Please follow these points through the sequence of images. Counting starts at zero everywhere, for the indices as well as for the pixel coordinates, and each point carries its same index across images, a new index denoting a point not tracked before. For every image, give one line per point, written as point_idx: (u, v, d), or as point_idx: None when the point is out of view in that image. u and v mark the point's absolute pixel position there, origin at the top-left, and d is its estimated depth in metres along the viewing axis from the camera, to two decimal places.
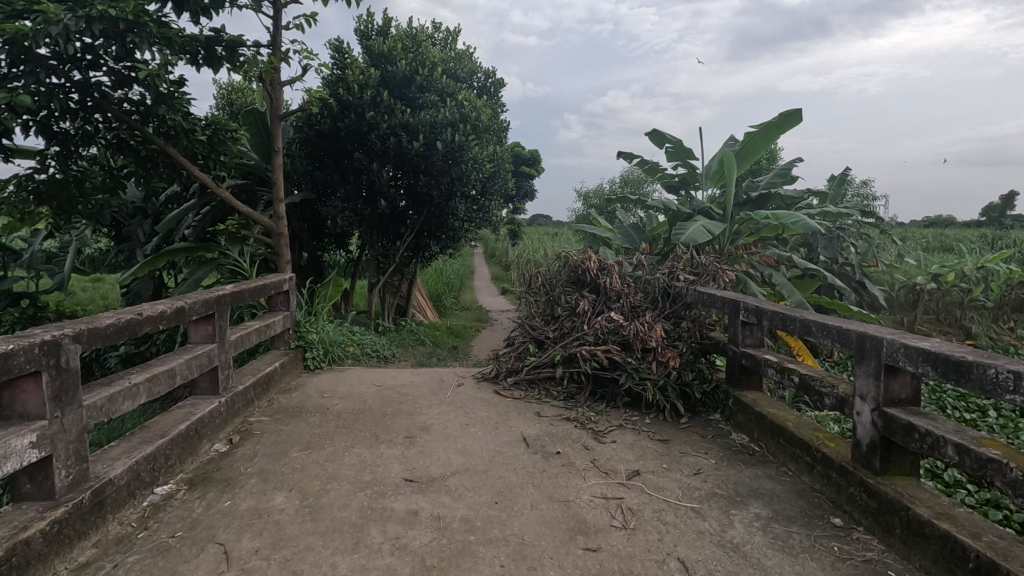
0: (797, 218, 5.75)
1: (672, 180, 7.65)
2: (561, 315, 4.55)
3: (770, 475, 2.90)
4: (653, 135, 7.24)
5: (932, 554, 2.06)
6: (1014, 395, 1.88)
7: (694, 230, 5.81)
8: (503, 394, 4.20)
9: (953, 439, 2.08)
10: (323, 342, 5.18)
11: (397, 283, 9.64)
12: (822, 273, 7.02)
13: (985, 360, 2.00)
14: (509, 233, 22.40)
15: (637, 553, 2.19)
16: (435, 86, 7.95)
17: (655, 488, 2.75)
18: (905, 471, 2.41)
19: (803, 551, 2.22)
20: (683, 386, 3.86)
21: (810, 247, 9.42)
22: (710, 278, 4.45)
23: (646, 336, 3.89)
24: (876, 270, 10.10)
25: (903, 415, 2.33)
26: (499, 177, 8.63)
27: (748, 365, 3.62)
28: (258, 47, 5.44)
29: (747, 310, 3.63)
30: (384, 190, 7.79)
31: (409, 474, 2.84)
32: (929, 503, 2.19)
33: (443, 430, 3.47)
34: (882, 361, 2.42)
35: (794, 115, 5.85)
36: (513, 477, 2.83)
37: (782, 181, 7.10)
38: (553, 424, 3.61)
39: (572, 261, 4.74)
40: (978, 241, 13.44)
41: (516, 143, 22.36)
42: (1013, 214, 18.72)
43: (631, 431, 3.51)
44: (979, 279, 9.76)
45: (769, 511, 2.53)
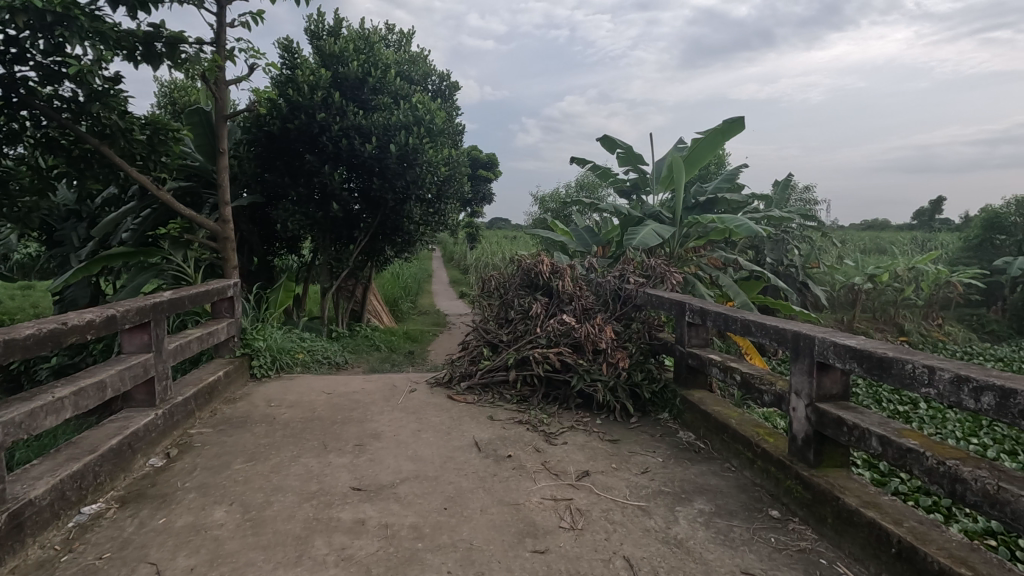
0: (741, 221, 5.97)
1: (624, 185, 7.80)
2: (514, 318, 4.57)
3: (715, 471, 3.00)
4: (605, 140, 7.37)
5: (860, 541, 2.17)
6: (928, 387, 1.99)
7: (646, 234, 5.94)
8: (456, 398, 4.18)
9: (877, 431, 2.21)
10: (270, 349, 5.04)
11: (351, 288, 9.46)
12: (767, 275, 7.30)
13: (904, 356, 2.12)
14: (467, 236, 22.29)
15: (584, 553, 2.22)
16: (388, 88, 7.85)
17: (604, 488, 2.79)
18: (837, 463, 2.53)
19: (742, 543, 2.30)
20: (633, 387, 3.95)
21: (757, 249, 9.77)
22: (659, 280, 4.56)
23: (597, 337, 3.96)
24: (818, 271, 10.56)
25: (834, 410, 2.45)
26: (454, 181, 8.58)
27: (693, 365, 3.74)
28: (202, 44, 5.27)
29: (692, 311, 3.74)
30: (336, 194, 7.64)
31: (357, 483, 2.79)
32: (857, 493, 2.31)
33: (394, 437, 3.43)
34: (814, 358, 2.54)
35: (737, 122, 6.08)
36: (464, 482, 2.82)
37: (728, 186, 7.34)
38: (505, 427, 3.62)
39: (525, 264, 4.77)
40: (911, 243, 14.26)
41: (474, 147, 22.35)
42: (942, 219, 19.98)
43: (582, 432, 3.56)
44: (911, 279, 10.37)
45: (712, 507, 2.60)
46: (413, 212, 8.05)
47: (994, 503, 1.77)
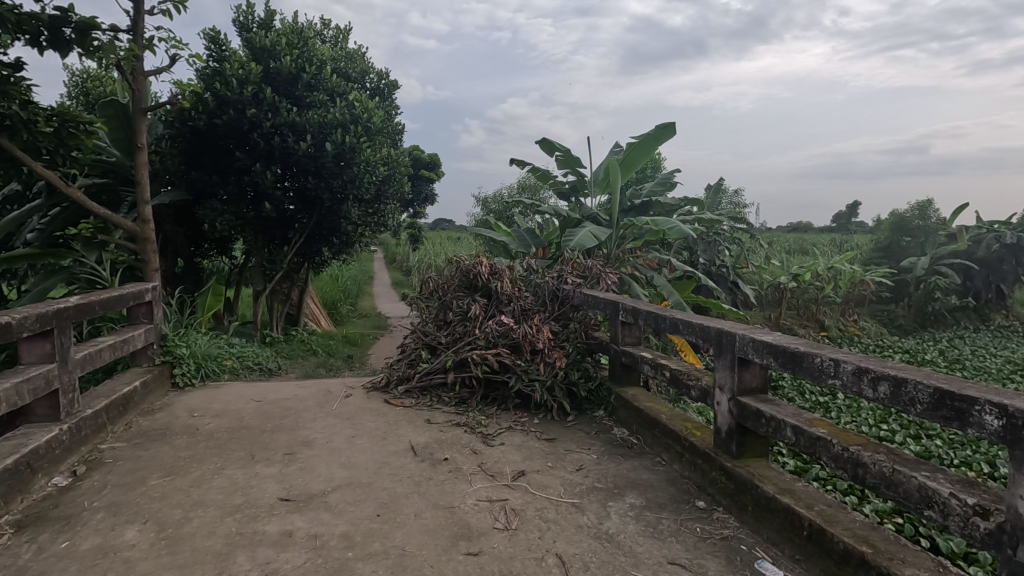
0: (673, 224, 6.21)
1: (563, 187, 7.90)
2: (453, 320, 4.54)
3: (646, 465, 3.09)
4: (544, 143, 7.45)
5: (777, 526, 2.29)
6: (835, 379, 2.13)
7: (583, 236, 6.06)
8: (393, 403, 4.11)
9: (791, 421, 2.34)
10: (195, 356, 4.78)
11: (287, 290, 9.12)
12: (699, 275, 7.61)
13: (813, 350, 2.25)
14: (410, 237, 22.04)
15: (517, 553, 2.23)
16: (323, 85, 7.61)
17: (539, 487, 2.82)
18: (757, 453, 2.67)
19: (669, 535, 2.38)
20: (570, 386, 4.02)
21: (691, 250, 10.16)
22: (595, 280, 4.65)
23: (534, 338, 4.01)
24: (748, 271, 11.11)
25: (753, 403, 2.58)
26: (394, 181, 8.43)
27: (627, 362, 3.84)
28: (116, 32, 4.93)
29: (625, 310, 3.84)
30: (269, 193, 7.34)
31: (285, 493, 2.68)
32: (774, 481, 2.44)
33: (327, 444, 3.33)
34: (735, 354, 2.67)
35: (669, 128, 6.30)
36: (398, 487, 2.78)
37: (662, 189, 7.59)
38: (442, 430, 3.59)
39: (464, 266, 4.75)
40: (830, 245, 15.28)
41: (416, 148, 22.09)
42: (857, 222, 21.53)
43: (519, 432, 3.58)
44: (830, 278, 11.09)
45: (643, 501, 2.68)
46: (351, 213, 7.83)
47: (890, 484, 1.91)
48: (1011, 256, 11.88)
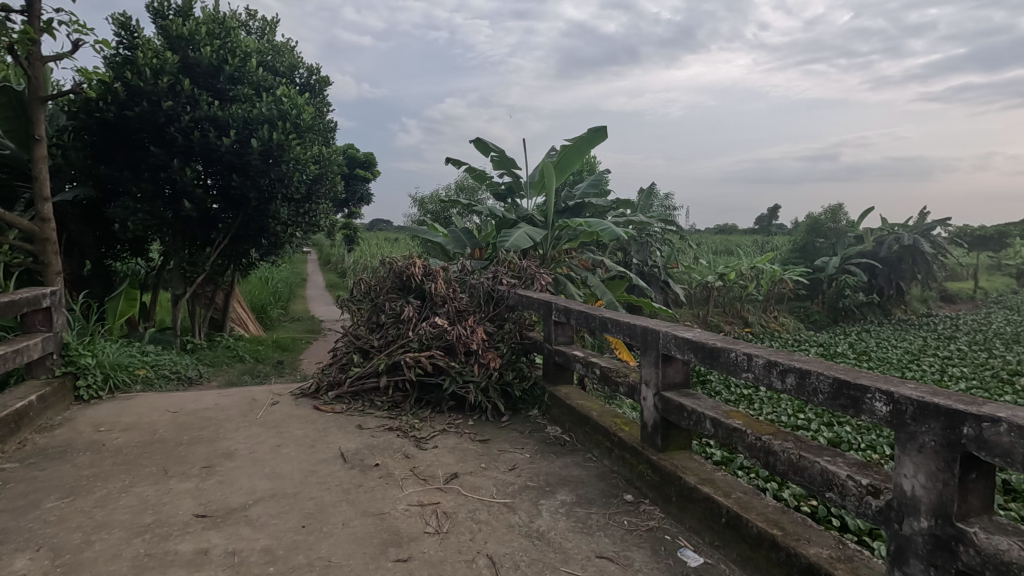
0: (606, 226, 6.39)
1: (499, 188, 7.91)
2: (385, 323, 4.44)
3: (577, 462, 3.15)
4: (478, 143, 7.44)
5: (698, 515, 2.39)
6: (747, 372, 2.25)
7: (518, 237, 6.11)
8: (323, 409, 3.98)
9: (710, 415, 2.46)
10: (102, 366, 4.43)
11: (210, 294, 8.63)
12: (631, 275, 7.85)
13: (729, 345, 2.37)
14: (345, 238, 21.48)
15: (447, 557, 2.21)
16: (248, 78, 7.26)
17: (471, 488, 2.81)
18: (681, 446, 2.78)
19: (598, 529, 2.44)
20: (504, 386, 4.04)
21: (625, 251, 10.46)
22: (530, 281, 4.69)
23: (468, 339, 3.99)
24: (678, 271, 11.56)
25: (677, 397, 2.69)
26: (326, 180, 8.15)
27: (560, 361, 3.91)
28: (8, 13, 4.49)
29: (557, 310, 3.90)
30: (188, 191, 6.92)
31: (202, 509, 2.54)
32: (696, 471, 2.55)
33: (250, 454, 3.18)
34: (659, 351, 2.77)
35: (601, 131, 6.46)
36: (326, 496, 2.69)
37: (595, 191, 7.77)
38: (374, 435, 3.51)
39: (397, 267, 4.66)
40: (753, 245, 16.19)
41: (350, 147, 21.53)
42: (776, 224, 22.94)
43: (453, 434, 3.56)
44: (753, 277, 11.75)
45: (573, 497, 2.73)
46: (280, 212, 7.50)
47: (797, 470, 2.04)
48: (909, 256, 13.06)
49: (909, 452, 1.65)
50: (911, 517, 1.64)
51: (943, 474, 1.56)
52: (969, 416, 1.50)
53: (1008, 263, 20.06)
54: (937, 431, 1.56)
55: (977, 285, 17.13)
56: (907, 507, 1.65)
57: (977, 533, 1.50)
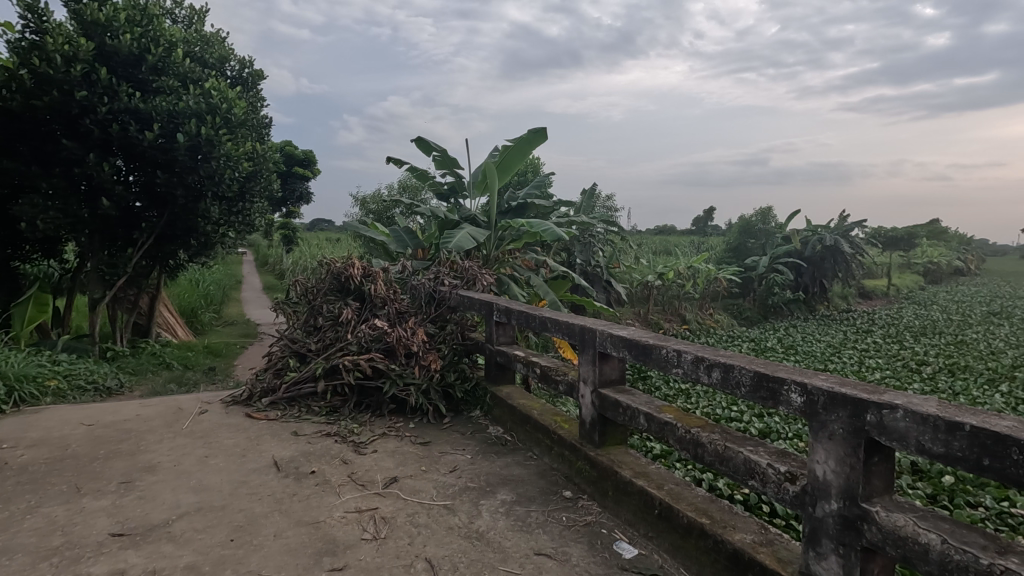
0: (547, 226, 6.48)
1: (441, 187, 7.84)
2: (323, 326, 4.32)
3: (518, 461, 3.17)
4: (420, 142, 7.35)
5: (633, 508, 2.46)
6: (677, 368, 2.34)
7: (461, 238, 6.09)
8: (255, 416, 3.82)
9: (644, 410, 2.53)
10: (5, 378, 4.10)
11: (133, 298, 8.11)
12: (573, 274, 7.98)
13: (661, 343, 2.45)
14: (283, 237, 20.76)
15: (385, 563, 2.17)
16: (173, 69, 6.86)
17: (411, 492, 2.78)
18: (618, 442, 2.85)
19: (537, 526, 2.46)
20: (446, 387, 4.01)
21: (568, 251, 10.62)
22: (472, 281, 4.67)
23: (409, 341, 3.93)
24: (619, 270, 11.85)
25: (613, 394, 2.75)
26: (260, 178, 7.83)
27: (501, 362, 3.93)
28: None
29: (499, 311, 3.91)
30: (107, 188, 6.46)
31: (119, 528, 2.38)
32: (631, 465, 2.63)
33: (174, 467, 3.01)
34: (596, 349, 2.83)
35: (541, 133, 6.53)
36: (258, 507, 2.58)
37: (537, 192, 7.85)
38: (310, 441, 3.40)
39: (335, 268, 4.54)
40: (690, 246, 16.83)
41: (287, 145, 20.79)
42: (712, 225, 23.97)
43: (393, 438, 3.50)
44: (690, 276, 12.21)
45: (513, 496, 2.75)
46: (210, 211, 7.14)
47: (722, 460, 2.14)
48: (830, 255, 13.94)
49: (821, 440, 1.76)
50: (823, 500, 1.76)
51: (850, 459, 1.68)
52: (871, 404, 1.61)
53: (916, 262, 21.80)
54: (845, 419, 1.68)
55: (890, 282, 18.54)
56: (819, 491, 1.76)
57: (879, 512, 1.62)
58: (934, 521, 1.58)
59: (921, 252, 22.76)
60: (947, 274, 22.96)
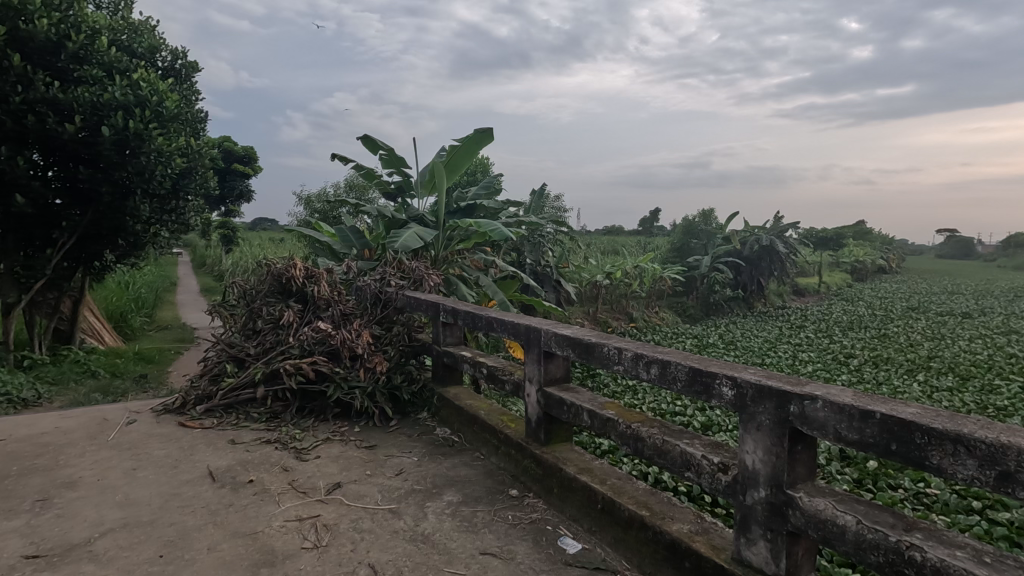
0: (495, 227, 6.50)
1: (388, 187, 7.72)
2: (263, 329, 4.16)
3: (465, 462, 3.17)
4: (366, 140, 7.21)
5: (577, 503, 2.51)
6: (618, 365, 2.40)
7: (408, 237, 6.01)
8: (189, 424, 3.64)
9: (588, 407, 2.58)
10: None
11: (53, 303, 7.56)
12: (522, 274, 8.03)
13: (603, 341, 2.51)
14: (222, 238, 19.87)
15: (326, 572, 2.12)
16: (97, 59, 6.44)
17: (355, 497, 2.72)
18: (563, 439, 2.89)
19: (483, 526, 2.47)
20: (392, 390, 3.95)
21: (518, 251, 10.67)
22: (419, 282, 4.61)
23: (353, 344, 3.84)
24: (569, 270, 11.98)
25: (557, 392, 2.79)
26: (195, 174, 7.48)
27: (448, 362, 3.91)
28: None
29: (445, 311, 3.89)
30: (22, 184, 6.02)
31: (34, 549, 2.22)
32: (575, 462, 2.67)
33: (97, 481, 2.82)
34: (541, 348, 2.86)
35: (488, 133, 6.54)
36: (190, 520, 2.46)
37: (486, 193, 7.85)
38: (248, 449, 3.28)
39: (275, 269, 4.37)
40: (637, 246, 17.28)
41: (226, 141, 19.90)
42: (657, 226, 24.67)
43: (337, 443, 3.41)
44: (636, 275, 12.52)
45: (460, 497, 2.74)
46: (141, 209, 6.75)
47: (661, 453, 2.21)
48: (767, 255, 14.63)
49: (750, 431, 1.85)
50: (752, 489, 1.84)
51: (776, 448, 1.77)
52: (794, 396, 1.71)
53: (844, 261, 23.18)
54: (771, 410, 1.77)
55: (821, 280, 19.67)
56: (749, 480, 1.85)
57: (802, 497, 1.72)
58: (851, 504, 1.69)
59: (849, 251, 24.22)
60: (872, 272, 24.54)
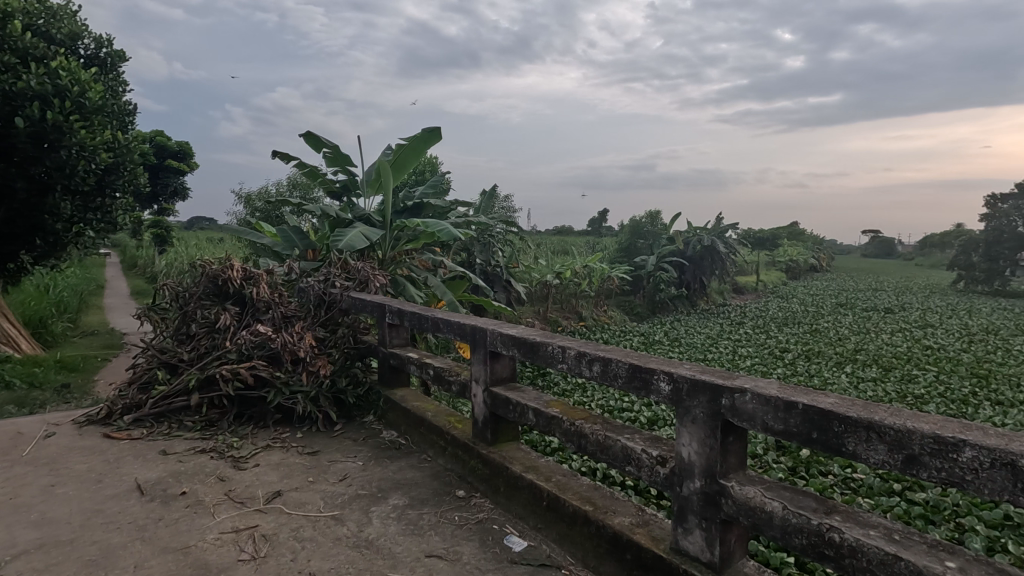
0: (443, 227, 6.45)
1: (333, 186, 7.52)
2: (197, 333, 3.96)
3: (412, 464, 3.13)
4: (309, 137, 7.00)
5: (523, 501, 2.53)
6: (562, 365, 2.43)
7: (353, 237, 5.89)
8: (116, 435, 3.43)
9: (533, 406, 2.60)
10: None
11: None
12: (471, 274, 8.01)
13: (548, 340, 2.53)
14: (154, 238, 18.79)
15: None
16: (9, 44, 5.97)
17: (295, 505, 2.64)
18: (509, 438, 2.91)
19: (429, 529, 2.45)
20: (337, 394, 3.86)
21: (467, 252, 10.63)
22: (364, 283, 4.51)
23: (295, 347, 3.72)
24: (519, 270, 12.02)
25: (503, 392, 2.80)
26: (123, 170, 6.94)
27: (395, 364, 3.85)
28: None
29: (391, 312, 3.83)
30: None
31: None
32: (521, 460, 2.70)
33: (8, 501, 2.61)
34: (487, 349, 2.86)
35: (436, 132, 6.48)
36: (116, 537, 2.32)
37: (434, 192, 7.78)
38: (181, 459, 3.12)
39: (210, 271, 4.18)
40: (585, 246, 17.57)
41: (158, 136, 18.83)
42: (606, 227, 25.16)
43: (278, 450, 3.30)
44: (585, 275, 12.73)
45: (406, 500, 2.71)
46: (62, 207, 6.31)
47: (603, 449, 2.26)
48: (709, 254, 15.20)
49: (685, 424, 1.92)
50: (688, 480, 1.91)
51: (710, 440, 1.84)
52: (725, 389, 1.79)
53: (780, 260, 24.38)
54: (704, 404, 1.84)
55: (759, 279, 20.62)
56: (685, 472, 1.92)
57: (733, 486, 1.79)
58: (778, 491, 1.78)
59: (783, 251, 25.49)
60: (805, 271, 25.92)
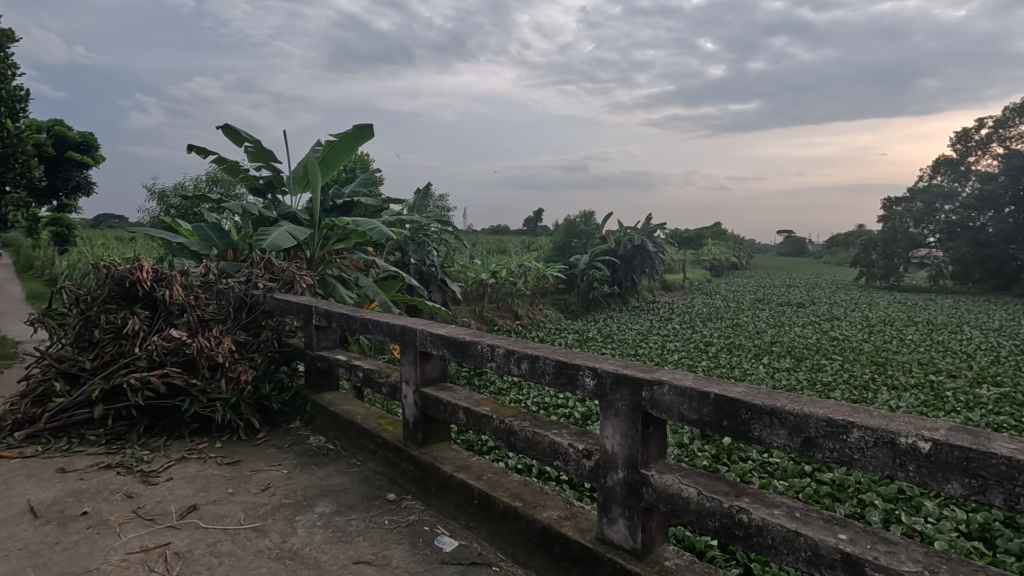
0: (373, 226, 6.31)
1: (256, 182, 7.17)
2: (101, 339, 3.66)
3: (341, 469, 3.05)
4: (228, 131, 6.63)
5: (454, 500, 2.52)
6: (492, 363, 2.44)
7: (278, 236, 5.65)
8: (4, 455, 3.11)
9: (463, 405, 2.60)
10: None
11: None
12: (404, 274, 7.87)
13: (478, 339, 2.53)
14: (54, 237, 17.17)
15: None
16: None
17: (213, 519, 2.50)
18: (440, 439, 2.89)
19: (357, 534, 2.39)
20: (260, 400, 3.69)
21: (401, 251, 10.45)
22: (290, 283, 4.33)
23: (212, 352, 3.52)
24: (455, 269, 11.94)
25: (435, 393, 2.78)
26: (14, 162, 6.29)
27: (323, 367, 3.73)
28: None
29: (318, 314, 3.70)
30: None
31: None
32: (453, 460, 2.69)
33: None
34: (417, 349, 2.82)
35: (367, 129, 6.32)
36: (2, 566, 2.11)
37: (365, 190, 7.59)
38: (83, 477, 2.88)
39: (116, 272, 3.87)
40: (521, 245, 17.72)
41: (57, 126, 17.24)
42: (541, 227, 25.49)
43: (194, 462, 3.11)
44: (521, 274, 12.84)
45: (333, 506, 2.63)
46: None
47: (532, 445, 2.29)
48: (639, 254, 15.75)
49: (609, 417, 1.98)
50: (611, 471, 1.97)
51: (632, 432, 1.92)
52: (645, 382, 1.86)
53: (704, 258, 25.63)
54: (626, 397, 1.91)
55: (685, 276, 21.59)
56: (609, 463, 1.98)
57: (653, 475, 1.87)
58: (694, 477, 1.87)
59: (707, 250, 26.84)
60: (727, 269, 27.40)
